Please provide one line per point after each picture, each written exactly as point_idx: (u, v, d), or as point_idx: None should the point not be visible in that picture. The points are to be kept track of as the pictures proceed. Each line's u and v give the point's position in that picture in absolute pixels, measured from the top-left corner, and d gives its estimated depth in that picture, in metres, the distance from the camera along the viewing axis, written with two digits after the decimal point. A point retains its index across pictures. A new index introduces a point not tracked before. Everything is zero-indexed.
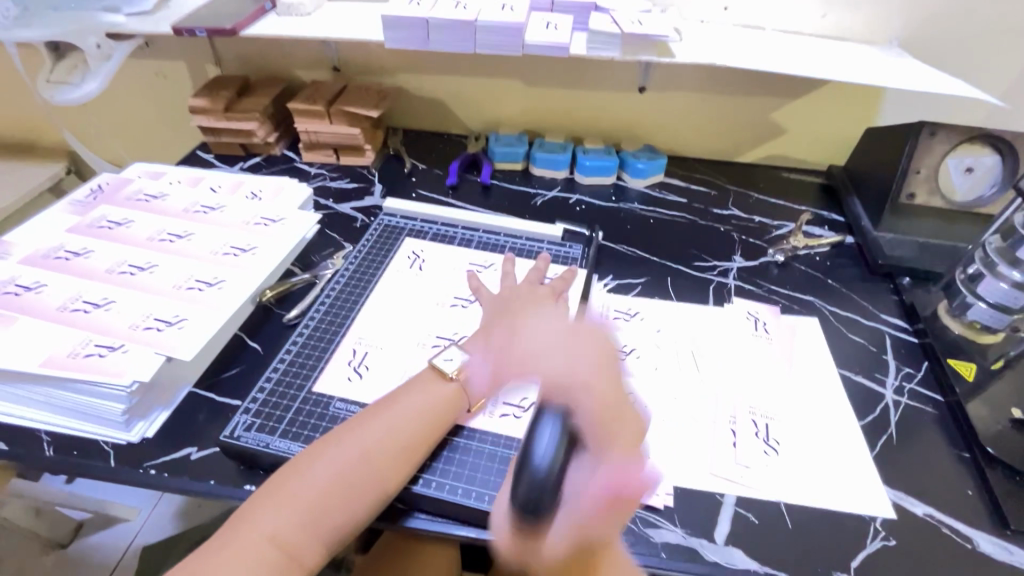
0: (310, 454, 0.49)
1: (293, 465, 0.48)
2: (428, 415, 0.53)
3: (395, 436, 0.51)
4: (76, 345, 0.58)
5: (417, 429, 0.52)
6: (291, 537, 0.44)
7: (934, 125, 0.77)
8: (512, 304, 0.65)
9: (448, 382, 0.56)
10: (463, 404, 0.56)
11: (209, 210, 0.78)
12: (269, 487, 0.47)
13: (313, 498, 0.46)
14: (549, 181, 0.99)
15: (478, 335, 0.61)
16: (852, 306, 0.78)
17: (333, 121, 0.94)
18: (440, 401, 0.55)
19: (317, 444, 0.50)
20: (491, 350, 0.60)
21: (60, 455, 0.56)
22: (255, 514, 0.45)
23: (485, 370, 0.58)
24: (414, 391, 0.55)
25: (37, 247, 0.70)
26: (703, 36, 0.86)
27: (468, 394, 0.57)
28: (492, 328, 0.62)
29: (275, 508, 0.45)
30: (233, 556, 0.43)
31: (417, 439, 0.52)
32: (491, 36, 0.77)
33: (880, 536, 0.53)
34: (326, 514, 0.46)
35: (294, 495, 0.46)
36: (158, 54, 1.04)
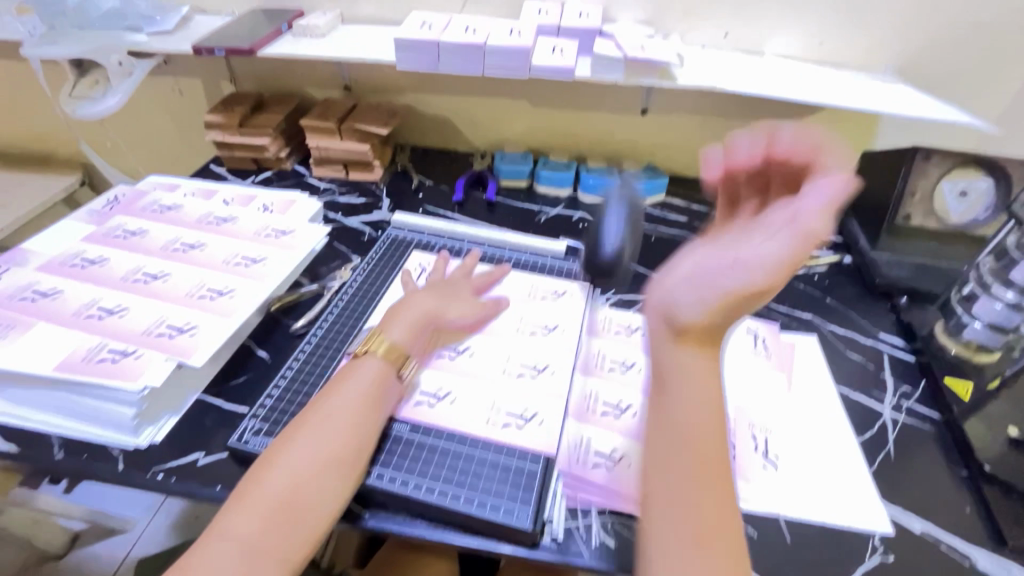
0: (269, 462, 0.50)
1: (254, 470, 0.50)
2: (363, 398, 0.55)
3: (345, 428, 0.53)
4: (91, 350, 0.59)
5: (359, 416, 0.54)
6: (258, 539, 0.45)
7: (928, 150, 0.80)
8: (422, 296, 0.68)
9: (366, 357, 0.59)
10: (393, 377, 0.59)
11: (222, 221, 0.80)
12: (234, 499, 0.48)
13: (275, 500, 0.47)
14: (553, 199, 1.01)
15: (387, 319, 0.64)
16: (850, 325, 0.79)
17: (344, 137, 0.97)
18: (366, 381, 0.57)
19: (274, 446, 0.51)
20: (404, 326, 0.63)
21: (70, 458, 0.57)
22: (224, 518, 0.46)
23: (402, 341, 0.62)
24: (345, 378, 0.57)
25: (54, 255, 0.72)
26: (703, 61, 0.89)
27: (388, 359, 0.59)
28: (420, 322, 0.67)
29: (243, 509, 0.46)
30: (212, 558, 0.44)
31: (364, 425, 0.54)
32: (499, 59, 0.80)
33: (879, 552, 0.54)
34: (291, 512, 0.47)
35: (258, 500, 0.47)
36: (176, 71, 1.08)
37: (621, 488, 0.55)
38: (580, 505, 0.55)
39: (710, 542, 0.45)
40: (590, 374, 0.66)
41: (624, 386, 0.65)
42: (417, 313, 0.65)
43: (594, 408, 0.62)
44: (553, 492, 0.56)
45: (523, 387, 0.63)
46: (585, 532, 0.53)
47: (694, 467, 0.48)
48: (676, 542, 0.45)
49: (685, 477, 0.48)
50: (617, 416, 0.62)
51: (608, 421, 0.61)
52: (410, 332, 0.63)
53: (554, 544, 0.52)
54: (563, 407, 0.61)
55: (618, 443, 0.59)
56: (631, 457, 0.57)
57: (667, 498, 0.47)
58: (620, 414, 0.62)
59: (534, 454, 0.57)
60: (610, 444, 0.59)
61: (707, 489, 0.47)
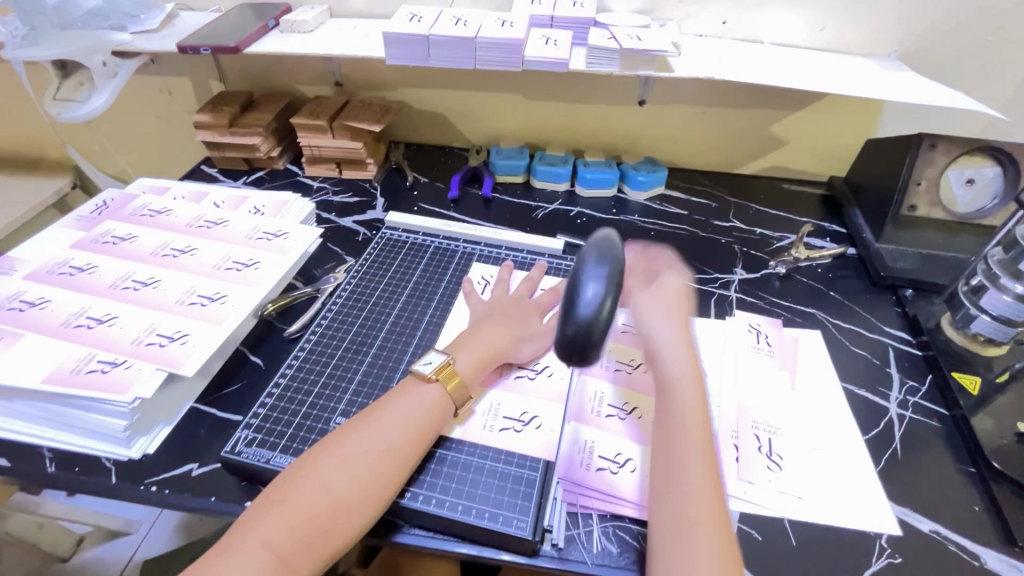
0: (301, 468, 0.49)
1: (289, 475, 0.49)
2: (415, 424, 0.53)
3: (381, 442, 0.51)
4: (79, 362, 0.58)
5: (409, 440, 0.52)
6: (285, 547, 0.44)
7: (933, 137, 0.77)
8: (498, 313, 0.66)
9: (430, 382, 0.56)
10: (450, 409, 0.56)
11: (213, 224, 0.79)
12: (263, 500, 0.47)
13: (306, 506, 0.46)
14: (550, 194, 0.99)
15: (461, 341, 0.61)
16: (856, 319, 0.77)
17: (336, 135, 0.95)
18: (424, 405, 0.55)
19: (314, 454, 0.50)
20: (474, 354, 0.60)
21: (62, 471, 0.56)
22: (254, 523, 0.45)
23: (467, 373, 0.58)
24: (400, 397, 0.55)
25: (43, 263, 0.71)
26: (701, 50, 0.87)
27: (454, 398, 0.56)
28: (472, 333, 0.62)
29: (272, 516, 0.45)
30: (233, 564, 0.43)
31: (410, 449, 0.52)
32: (491, 52, 0.78)
33: (886, 554, 0.52)
34: (319, 520, 0.46)
35: (289, 505, 0.46)
36: (163, 70, 1.05)
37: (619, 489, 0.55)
38: (581, 510, 0.54)
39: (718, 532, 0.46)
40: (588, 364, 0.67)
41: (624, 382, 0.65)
42: (491, 339, 0.62)
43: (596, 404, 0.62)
44: (552, 499, 0.54)
45: (523, 390, 0.62)
46: (586, 539, 0.52)
47: (704, 457, 0.50)
48: (687, 530, 0.45)
49: (690, 464, 0.49)
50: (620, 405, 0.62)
51: (615, 424, 0.61)
52: (480, 359, 0.60)
53: (556, 551, 0.51)
54: (564, 410, 0.61)
55: (625, 446, 0.58)
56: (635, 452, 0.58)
57: (668, 488, 0.48)
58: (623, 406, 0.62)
59: (533, 460, 0.56)
60: (617, 444, 0.58)
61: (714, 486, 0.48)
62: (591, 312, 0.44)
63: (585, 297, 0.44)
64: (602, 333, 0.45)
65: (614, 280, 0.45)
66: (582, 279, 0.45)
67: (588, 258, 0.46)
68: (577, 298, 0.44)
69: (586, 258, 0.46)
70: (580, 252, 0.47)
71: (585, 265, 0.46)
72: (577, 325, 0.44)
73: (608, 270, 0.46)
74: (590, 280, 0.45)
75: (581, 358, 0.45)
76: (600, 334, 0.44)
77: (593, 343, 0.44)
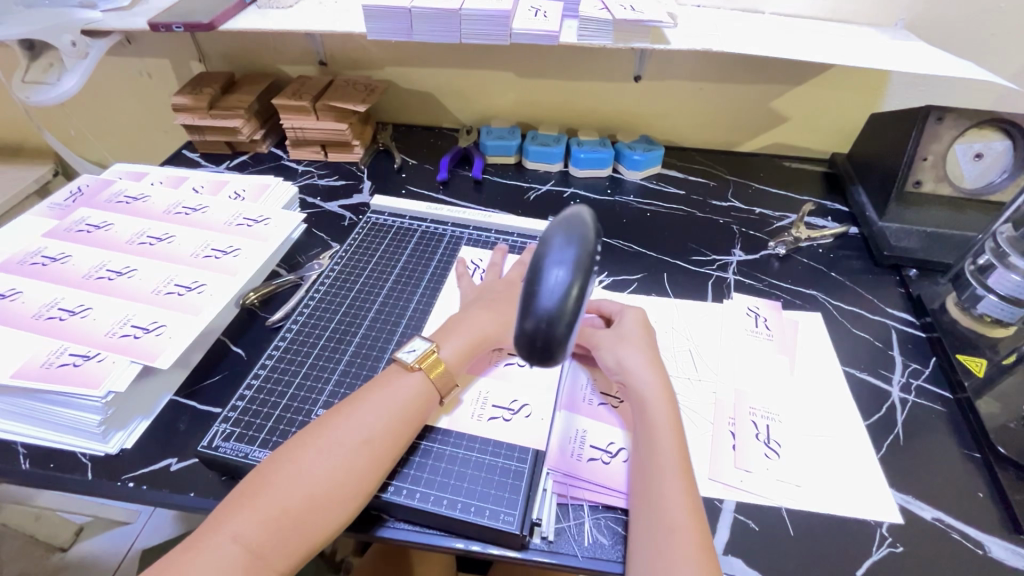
0: (277, 461, 0.47)
1: (265, 467, 0.47)
2: (398, 415, 0.51)
3: (361, 434, 0.49)
4: (50, 355, 0.56)
5: (392, 432, 0.50)
6: (260, 543, 0.42)
7: (941, 110, 0.73)
8: (487, 298, 0.63)
9: (414, 372, 0.54)
10: (435, 399, 0.54)
11: (192, 211, 0.76)
12: (238, 493, 0.45)
13: (281, 500, 0.44)
14: (543, 175, 0.96)
15: (448, 328, 0.59)
16: (857, 300, 0.75)
17: (320, 117, 0.91)
18: (408, 395, 0.52)
19: (292, 446, 0.48)
20: (461, 343, 0.57)
21: (36, 468, 0.54)
22: (228, 517, 0.44)
23: (453, 362, 0.56)
24: (384, 387, 0.53)
25: (14, 253, 0.68)
26: (698, 21, 0.83)
27: (439, 388, 0.54)
28: (461, 320, 0.60)
29: (246, 511, 0.44)
30: (203, 559, 0.41)
31: (393, 441, 0.50)
32: (477, 25, 0.74)
33: (887, 543, 0.51)
34: (295, 515, 0.44)
35: (264, 500, 0.44)
36: (139, 50, 1.01)
37: (610, 481, 0.53)
38: (571, 502, 0.52)
39: (694, 536, 0.45)
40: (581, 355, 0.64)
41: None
42: (478, 325, 0.59)
43: (588, 395, 0.60)
44: (542, 492, 0.52)
45: (513, 378, 0.60)
46: (577, 532, 0.50)
47: (675, 461, 0.50)
48: (665, 542, 0.45)
49: (664, 472, 0.49)
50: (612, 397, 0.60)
51: (606, 412, 0.59)
52: (467, 346, 0.57)
53: (545, 544, 0.50)
54: (553, 399, 0.59)
55: (617, 435, 0.56)
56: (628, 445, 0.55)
57: (645, 497, 0.48)
58: (615, 397, 0.60)
59: (522, 450, 0.54)
60: (609, 434, 0.57)
61: (689, 491, 0.48)
62: (554, 303, 0.36)
63: (546, 285, 0.36)
64: (567, 331, 0.37)
65: (583, 264, 0.37)
66: (546, 262, 0.37)
67: (553, 237, 0.39)
68: (539, 285, 0.37)
69: (551, 240, 0.38)
70: (545, 232, 0.39)
71: (549, 246, 0.38)
72: (536, 319, 0.36)
73: (576, 251, 0.37)
74: (554, 265, 0.37)
75: (545, 358, 0.37)
76: (564, 333, 0.36)
77: (557, 345, 0.37)
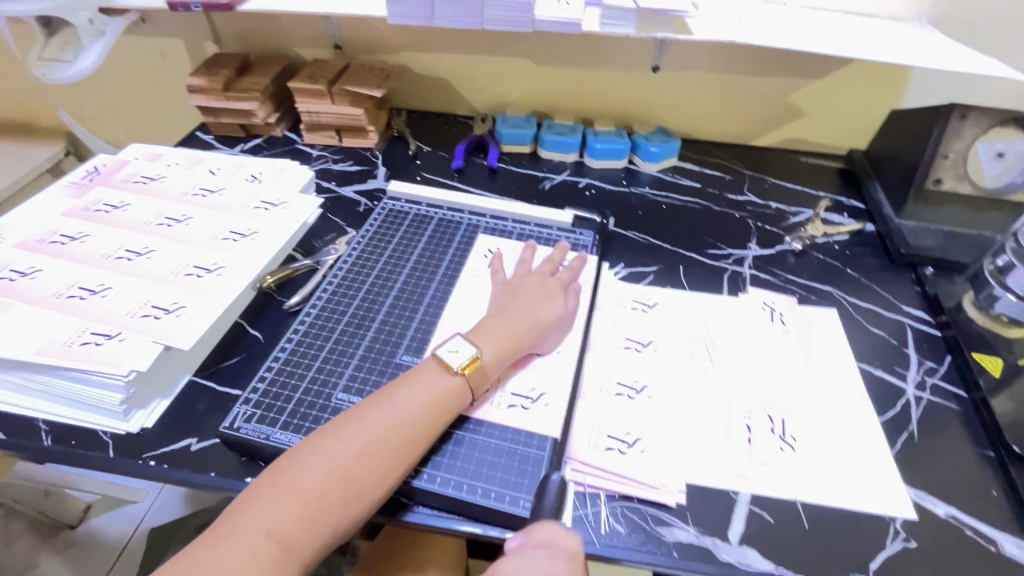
0: (307, 449, 0.47)
1: (293, 454, 0.47)
2: (428, 411, 0.51)
3: (393, 430, 0.49)
4: (72, 334, 0.56)
5: (422, 427, 0.50)
6: (289, 531, 0.43)
7: (965, 108, 0.73)
8: (519, 296, 0.63)
9: (452, 375, 0.54)
10: (466, 396, 0.54)
11: (208, 193, 0.76)
12: (267, 479, 0.46)
13: (310, 490, 0.45)
14: (558, 165, 0.96)
15: (483, 326, 0.59)
16: (873, 297, 0.75)
17: (336, 101, 0.91)
18: (440, 391, 0.53)
19: (317, 438, 0.48)
20: (496, 342, 0.57)
21: (57, 445, 0.55)
22: (257, 501, 0.44)
23: (489, 361, 0.56)
24: (412, 384, 0.53)
25: (33, 231, 0.68)
26: (721, 12, 0.82)
27: (472, 386, 0.54)
28: (497, 318, 0.60)
29: (275, 499, 0.44)
30: (234, 544, 0.42)
31: (419, 436, 0.50)
32: (499, 11, 0.73)
33: (901, 537, 0.51)
34: (323, 507, 0.45)
35: (293, 490, 0.45)
36: (154, 30, 1.00)
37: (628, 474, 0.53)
38: (589, 490, 0.53)
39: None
40: (595, 349, 0.65)
41: (636, 362, 0.63)
42: (514, 324, 0.59)
43: (609, 389, 0.60)
44: (560, 479, 0.53)
45: (531, 367, 0.60)
46: (595, 520, 0.51)
47: None
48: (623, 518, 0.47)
49: None
50: (633, 396, 0.60)
51: (623, 402, 0.59)
52: (503, 346, 0.58)
53: None
54: (572, 388, 0.59)
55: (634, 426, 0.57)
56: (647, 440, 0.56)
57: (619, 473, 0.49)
58: (635, 393, 0.60)
59: (540, 439, 0.54)
60: (628, 426, 0.57)
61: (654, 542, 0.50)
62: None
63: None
64: None
65: None
66: None
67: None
68: None
69: None
70: None
71: None
72: None
73: None
74: None
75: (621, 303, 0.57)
76: None
77: None
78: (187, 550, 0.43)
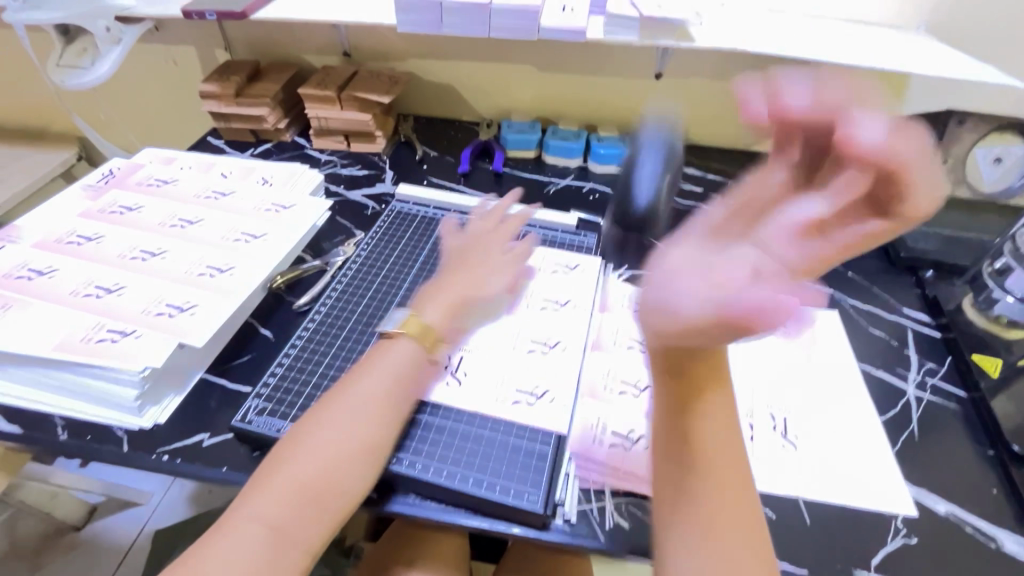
0: (291, 443, 0.48)
1: (280, 450, 0.48)
2: (396, 385, 0.53)
3: (369, 410, 0.50)
4: (88, 331, 0.57)
5: (393, 402, 0.52)
6: (284, 520, 0.44)
7: (963, 113, 0.78)
8: (469, 263, 0.65)
9: (399, 339, 0.56)
10: (422, 360, 0.56)
11: (220, 195, 0.78)
12: (257, 476, 0.47)
13: (300, 479, 0.46)
14: (563, 169, 0.97)
15: (428, 293, 0.61)
16: (874, 300, 0.76)
17: (345, 107, 0.93)
18: (402, 361, 0.54)
19: (298, 427, 0.50)
20: (441, 306, 0.59)
21: (73, 439, 0.56)
22: (251, 498, 0.45)
23: (437, 325, 0.58)
24: (373, 361, 0.54)
25: (49, 232, 0.70)
26: (723, 20, 0.83)
27: (425, 352, 0.56)
28: (441, 284, 0.62)
29: (268, 492, 0.45)
30: (232, 541, 0.43)
31: (390, 409, 0.52)
32: (506, 19, 0.75)
33: (902, 534, 0.52)
34: (313, 494, 0.46)
35: (282, 482, 0.46)
36: (168, 38, 1.03)
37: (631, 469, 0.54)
38: (594, 486, 0.54)
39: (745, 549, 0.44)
40: (601, 347, 0.66)
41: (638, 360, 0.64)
42: (457, 285, 0.62)
43: (612, 388, 0.61)
44: (564, 475, 0.54)
45: (539, 365, 0.61)
46: (599, 515, 0.52)
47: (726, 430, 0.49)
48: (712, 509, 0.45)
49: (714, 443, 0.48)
50: (637, 394, 0.61)
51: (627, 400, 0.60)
52: (447, 312, 0.59)
53: (567, 525, 0.51)
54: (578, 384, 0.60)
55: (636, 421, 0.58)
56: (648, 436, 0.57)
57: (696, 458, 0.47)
58: (638, 391, 0.61)
59: (545, 434, 0.55)
60: (632, 424, 0.58)
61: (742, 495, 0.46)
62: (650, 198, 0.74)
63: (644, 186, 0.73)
64: None
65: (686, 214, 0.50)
66: None
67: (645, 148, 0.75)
68: None
69: None
70: None
71: None
72: None
73: None
74: None
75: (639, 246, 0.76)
76: None
77: None
78: (198, 540, 0.44)
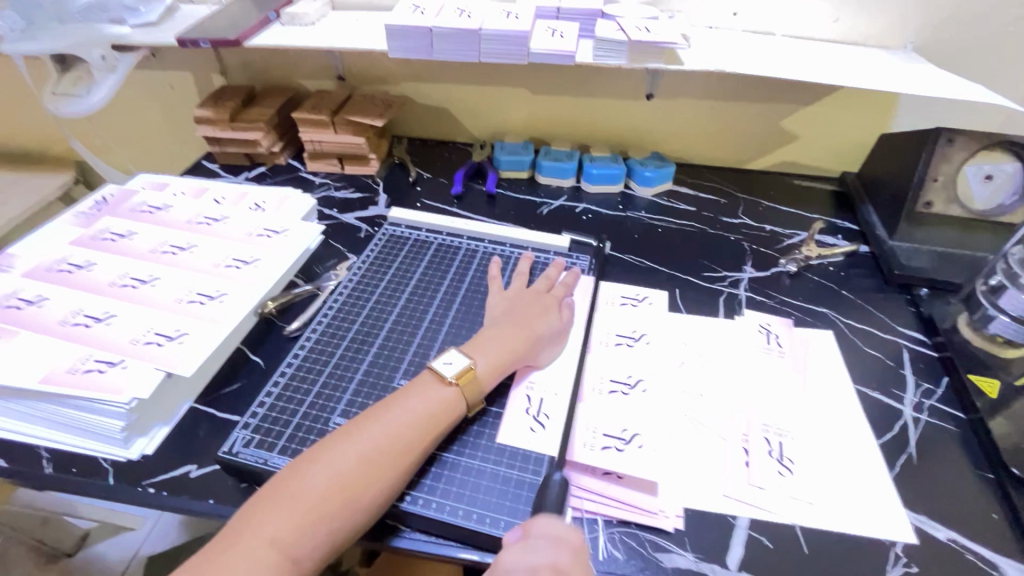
0: (308, 461, 0.48)
1: (296, 467, 0.48)
2: (423, 421, 0.52)
3: (391, 440, 0.50)
4: (76, 361, 0.57)
5: (416, 436, 0.51)
6: (292, 541, 0.44)
7: (952, 132, 0.75)
8: (519, 310, 0.65)
9: (443, 382, 0.55)
10: (461, 406, 0.55)
11: (213, 221, 0.78)
12: (269, 491, 0.46)
13: (312, 501, 0.46)
14: (556, 190, 0.97)
15: (481, 339, 0.61)
16: (868, 319, 0.75)
17: (338, 130, 0.93)
18: (436, 402, 0.54)
19: (320, 445, 0.50)
20: (492, 356, 0.59)
21: (58, 472, 0.55)
22: (260, 515, 0.45)
23: (486, 374, 0.57)
24: (412, 395, 0.54)
25: (42, 260, 0.70)
26: (712, 43, 0.84)
27: (467, 397, 0.56)
28: (493, 333, 0.61)
29: (280, 510, 0.45)
30: (237, 558, 0.42)
31: (417, 447, 0.51)
32: (496, 44, 0.76)
33: (901, 563, 0.51)
34: (323, 517, 0.45)
35: (296, 500, 0.45)
36: (164, 64, 1.04)
37: (627, 495, 0.54)
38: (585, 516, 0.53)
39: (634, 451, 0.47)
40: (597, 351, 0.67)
41: (628, 359, 0.66)
42: (512, 339, 0.61)
43: (603, 387, 0.62)
44: None
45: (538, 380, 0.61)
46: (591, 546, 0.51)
47: None
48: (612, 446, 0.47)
49: None
50: (628, 392, 0.62)
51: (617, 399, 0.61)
52: (497, 360, 0.59)
53: None
54: (572, 402, 0.60)
55: (630, 423, 0.59)
56: (644, 436, 0.57)
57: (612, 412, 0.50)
58: (629, 389, 0.62)
59: (536, 463, 0.54)
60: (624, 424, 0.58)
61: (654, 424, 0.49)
62: None
63: None
64: None
65: None
66: None
67: None
68: None
69: None
70: None
71: None
72: None
73: None
74: None
75: None
76: None
77: None
78: (197, 553, 0.44)
